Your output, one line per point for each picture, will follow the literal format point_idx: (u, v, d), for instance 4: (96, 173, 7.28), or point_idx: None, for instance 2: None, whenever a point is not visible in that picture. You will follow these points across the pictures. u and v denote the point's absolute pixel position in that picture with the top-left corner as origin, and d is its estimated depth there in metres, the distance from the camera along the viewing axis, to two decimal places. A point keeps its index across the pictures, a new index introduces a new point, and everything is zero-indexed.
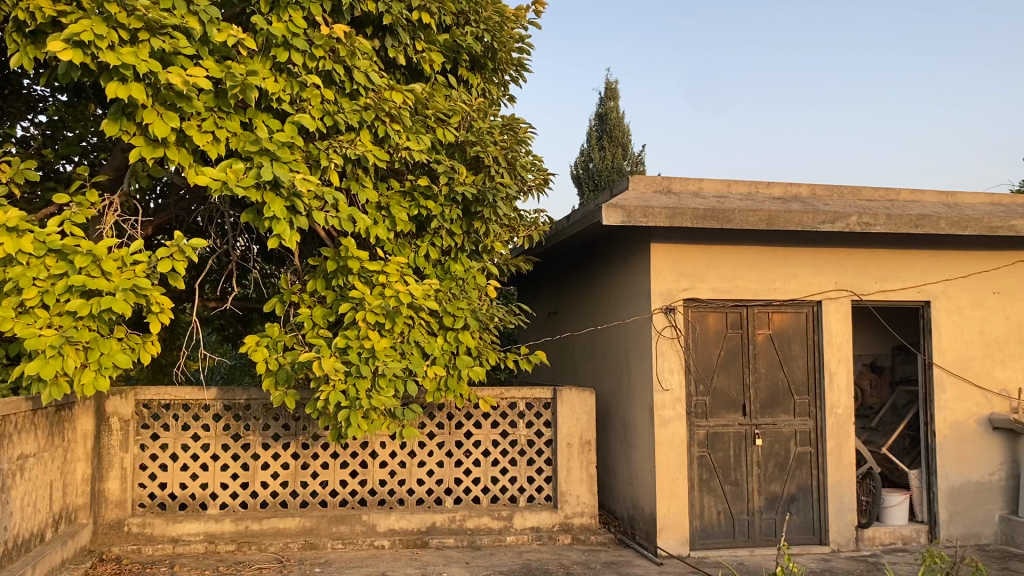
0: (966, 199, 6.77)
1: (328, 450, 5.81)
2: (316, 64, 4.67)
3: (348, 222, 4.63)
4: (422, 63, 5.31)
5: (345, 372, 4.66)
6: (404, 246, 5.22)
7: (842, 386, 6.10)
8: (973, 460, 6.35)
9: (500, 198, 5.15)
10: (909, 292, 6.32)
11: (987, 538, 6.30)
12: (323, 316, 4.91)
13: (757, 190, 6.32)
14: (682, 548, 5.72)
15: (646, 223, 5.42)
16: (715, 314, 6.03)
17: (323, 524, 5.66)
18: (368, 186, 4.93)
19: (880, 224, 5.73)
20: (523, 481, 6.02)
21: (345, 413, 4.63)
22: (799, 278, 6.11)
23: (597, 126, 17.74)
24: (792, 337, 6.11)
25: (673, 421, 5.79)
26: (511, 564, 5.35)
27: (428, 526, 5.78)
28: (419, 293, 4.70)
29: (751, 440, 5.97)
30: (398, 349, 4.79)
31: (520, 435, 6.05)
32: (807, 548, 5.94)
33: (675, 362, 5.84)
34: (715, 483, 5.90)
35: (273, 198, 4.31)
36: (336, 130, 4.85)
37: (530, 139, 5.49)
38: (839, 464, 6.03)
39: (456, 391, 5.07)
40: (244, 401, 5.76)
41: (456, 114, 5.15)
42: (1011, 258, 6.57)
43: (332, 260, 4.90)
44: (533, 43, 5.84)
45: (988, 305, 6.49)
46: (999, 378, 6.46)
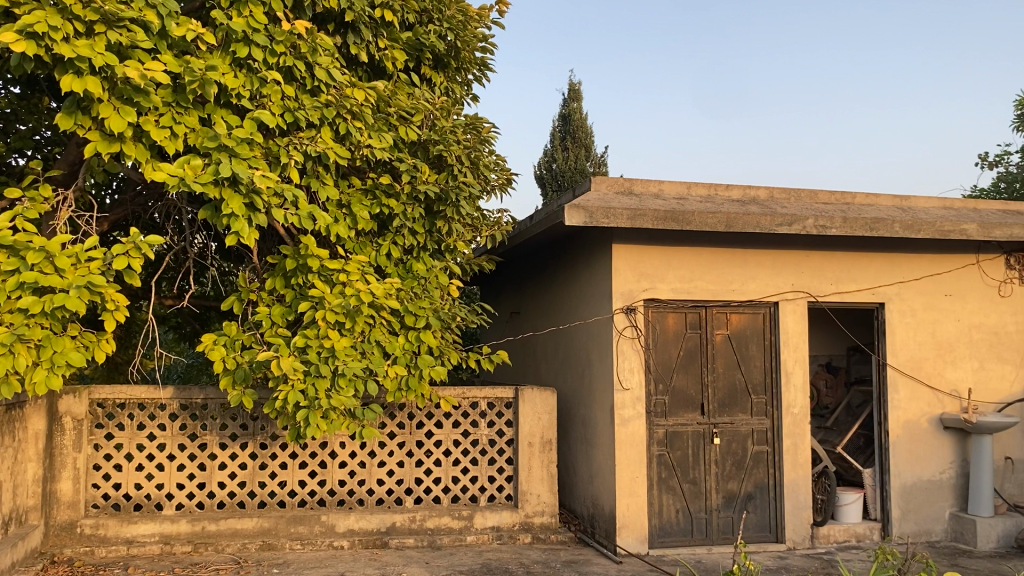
0: (919, 203, 6.91)
1: (286, 450, 5.76)
2: (277, 60, 4.62)
3: (308, 219, 4.56)
4: (384, 60, 5.27)
5: (304, 372, 4.63)
6: (365, 244, 5.18)
7: (799, 386, 6.20)
8: (925, 458, 6.48)
9: (463, 198, 5.16)
10: (864, 294, 6.43)
11: (937, 535, 6.44)
12: (282, 315, 4.85)
13: (717, 192, 6.39)
14: (641, 546, 5.76)
15: (608, 224, 5.44)
16: (675, 314, 6.08)
17: (282, 525, 5.61)
18: (328, 183, 4.88)
19: (836, 227, 5.83)
20: (484, 480, 6.02)
21: (304, 413, 4.59)
22: (757, 279, 6.19)
23: (560, 126, 17.79)
24: (749, 337, 6.19)
25: (633, 420, 5.83)
26: (470, 564, 5.34)
27: (388, 526, 5.75)
28: (380, 292, 4.68)
29: (709, 439, 6.04)
30: (359, 348, 4.76)
31: (481, 434, 6.05)
32: (763, 546, 6.02)
33: (635, 361, 5.88)
34: (673, 482, 5.95)
35: (232, 195, 4.27)
36: (296, 127, 4.80)
37: (493, 139, 5.48)
38: (795, 462, 6.12)
39: (417, 391, 5.06)
40: (201, 401, 5.69)
41: (419, 112, 5.14)
42: (961, 261, 6.72)
43: (291, 258, 4.85)
44: (496, 43, 5.85)
45: (939, 306, 6.63)
46: (950, 379, 6.61)
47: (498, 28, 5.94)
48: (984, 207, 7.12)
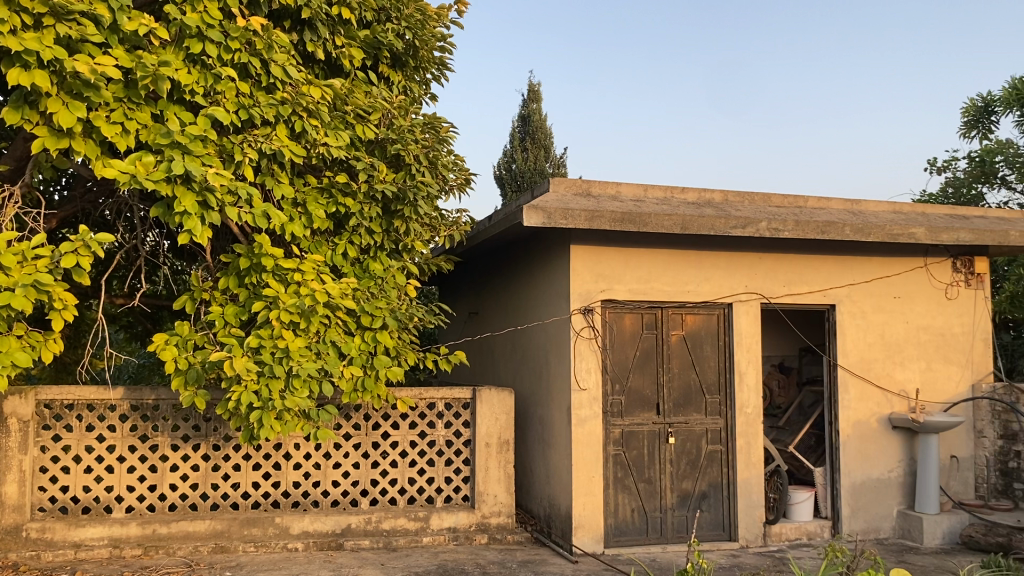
0: (869, 206, 7.05)
1: (240, 451, 5.69)
2: (231, 56, 4.55)
3: (262, 217, 4.50)
4: (341, 59, 5.23)
5: (257, 373, 4.58)
6: (321, 243, 5.13)
7: (752, 386, 6.30)
8: (875, 457, 6.61)
9: (421, 197, 5.14)
10: (816, 296, 6.54)
11: (885, 532, 6.58)
12: (235, 315, 4.79)
13: (673, 195, 6.45)
14: (597, 546, 5.80)
15: (566, 225, 5.47)
16: (631, 314, 6.13)
17: (235, 527, 5.54)
18: (283, 181, 4.83)
19: (789, 230, 5.92)
20: (440, 481, 6.01)
21: (257, 414, 4.54)
22: (712, 280, 6.27)
23: (519, 127, 17.81)
24: (704, 338, 6.27)
25: (590, 419, 5.86)
26: (427, 565, 5.32)
27: (343, 528, 5.71)
28: (336, 292, 4.64)
29: (664, 438, 6.10)
30: (314, 349, 4.73)
31: (438, 435, 6.03)
32: (717, 544, 6.09)
33: (592, 362, 5.91)
34: (629, 482, 6.00)
35: (184, 193, 4.21)
36: (251, 124, 4.74)
37: (452, 139, 5.46)
38: (748, 462, 6.22)
39: (373, 392, 5.03)
40: (152, 401, 5.58)
41: (376, 111, 5.11)
42: (909, 264, 6.87)
43: (245, 257, 4.78)
44: (455, 43, 5.84)
45: (889, 308, 6.77)
46: (898, 379, 6.75)
47: (457, 28, 5.93)
48: (931, 211, 7.29)
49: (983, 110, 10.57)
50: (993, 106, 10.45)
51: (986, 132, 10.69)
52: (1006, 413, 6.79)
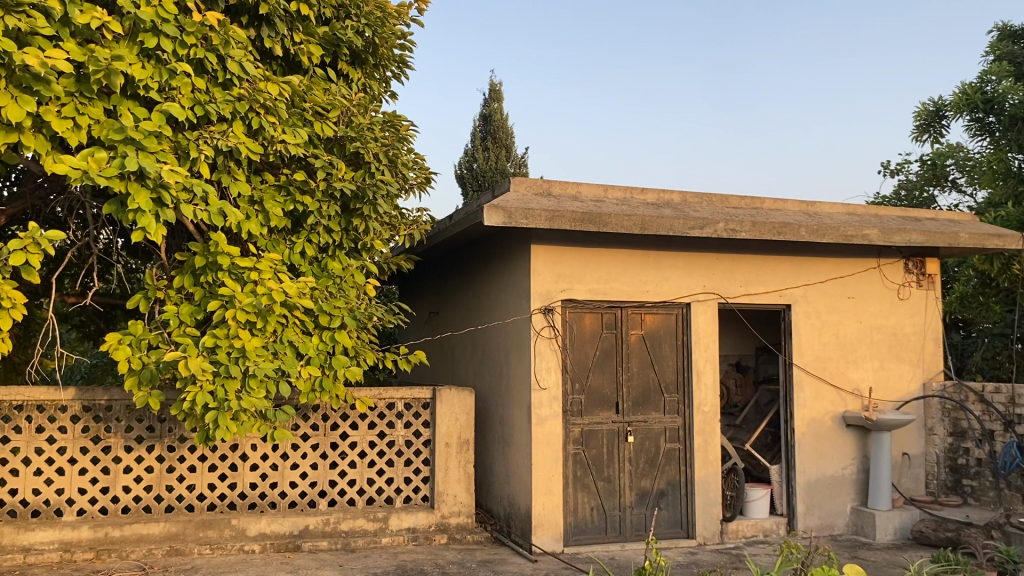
0: (824, 208, 7.16)
1: (195, 453, 5.60)
2: (187, 52, 4.48)
3: (218, 215, 4.45)
4: (299, 55, 5.18)
5: (212, 372, 4.52)
6: (279, 242, 5.06)
7: (709, 385, 6.37)
8: (829, 455, 6.72)
9: (381, 196, 5.11)
10: (772, 296, 6.63)
11: (839, 529, 6.69)
12: (190, 314, 4.71)
13: (632, 195, 6.49)
14: (556, 544, 5.81)
15: (527, 225, 5.47)
16: (591, 314, 6.15)
17: (190, 529, 5.46)
18: (240, 178, 4.76)
19: (745, 231, 5.99)
20: (400, 481, 5.98)
21: (213, 415, 4.49)
22: (671, 280, 6.32)
23: (480, 127, 17.80)
24: (662, 337, 6.32)
25: (550, 419, 5.87)
26: (385, 565, 5.30)
27: (300, 530, 5.65)
28: (293, 291, 4.59)
29: (623, 437, 6.14)
30: (271, 348, 4.68)
31: (398, 435, 6.00)
32: (674, 542, 6.14)
33: (552, 361, 5.92)
34: (588, 480, 6.02)
35: (138, 189, 4.14)
36: (206, 120, 4.67)
37: (412, 138, 5.43)
38: (705, 459, 6.30)
39: (331, 392, 4.99)
40: (104, 402, 5.47)
41: (336, 108, 5.06)
42: (863, 264, 6.99)
43: (200, 255, 4.70)
44: (415, 41, 5.80)
45: (843, 308, 6.89)
46: (852, 378, 6.87)
47: (418, 26, 5.89)
48: (884, 213, 7.43)
49: (934, 114, 10.80)
50: (944, 110, 10.68)
51: (938, 136, 10.93)
52: (956, 411, 6.97)
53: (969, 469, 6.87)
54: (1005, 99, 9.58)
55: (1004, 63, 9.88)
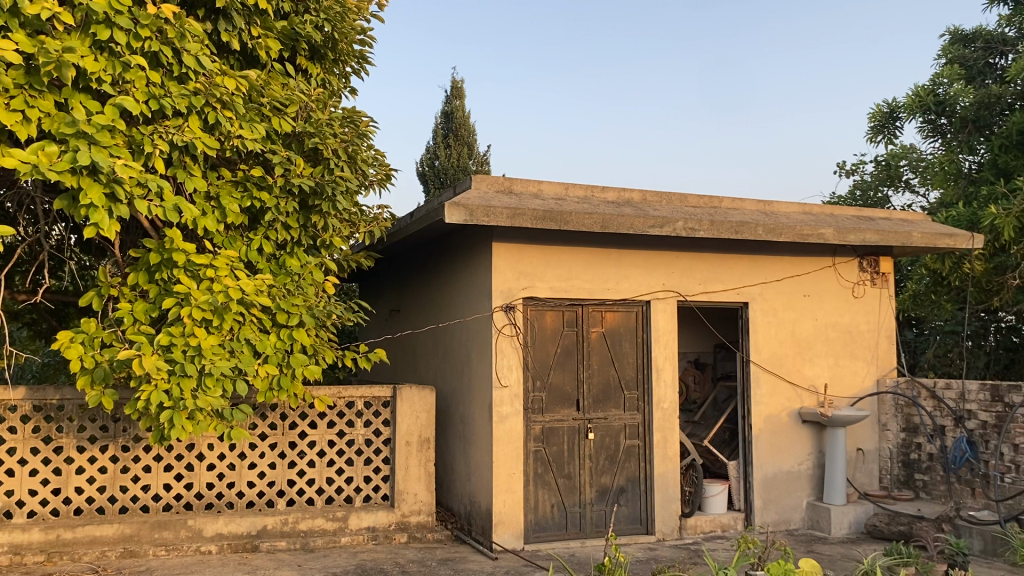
0: (781, 208, 7.26)
1: (149, 453, 5.49)
2: (141, 44, 4.39)
3: (173, 211, 4.37)
4: (257, 49, 5.11)
5: (167, 371, 4.45)
6: (235, 238, 4.99)
7: (668, 381, 6.43)
8: (786, 451, 6.82)
9: (340, 192, 5.07)
10: (730, 294, 6.70)
11: (795, 524, 6.79)
12: (144, 312, 4.62)
13: (593, 193, 6.51)
14: (517, 542, 5.82)
15: (488, 223, 5.46)
16: (552, 312, 6.16)
17: (144, 530, 5.37)
18: (196, 173, 4.68)
19: (704, 230, 6.05)
20: (359, 480, 5.94)
21: (167, 414, 4.43)
22: (631, 278, 6.36)
23: (442, 124, 17.73)
24: (623, 335, 6.36)
25: (510, 416, 5.87)
26: (345, 565, 5.26)
27: (258, 530, 5.59)
28: (250, 289, 4.54)
29: (584, 434, 6.16)
30: (227, 347, 4.63)
31: (357, 434, 5.96)
32: (634, 538, 6.19)
33: (514, 359, 5.92)
34: (549, 477, 6.04)
35: (90, 184, 4.06)
36: (161, 114, 4.59)
37: (372, 134, 5.40)
38: (665, 455, 6.35)
39: (289, 391, 4.95)
40: (56, 402, 5.35)
41: (293, 104, 5.00)
42: (819, 263, 7.10)
43: (155, 252, 4.60)
44: (375, 36, 5.76)
45: (799, 306, 6.99)
46: (808, 375, 6.98)
47: (378, 21, 5.85)
48: (840, 212, 7.55)
49: (888, 116, 11.00)
50: (898, 112, 10.88)
51: (891, 137, 11.14)
52: (908, 407, 7.10)
53: (921, 464, 7.01)
54: (956, 101, 9.81)
55: (955, 66, 10.11)
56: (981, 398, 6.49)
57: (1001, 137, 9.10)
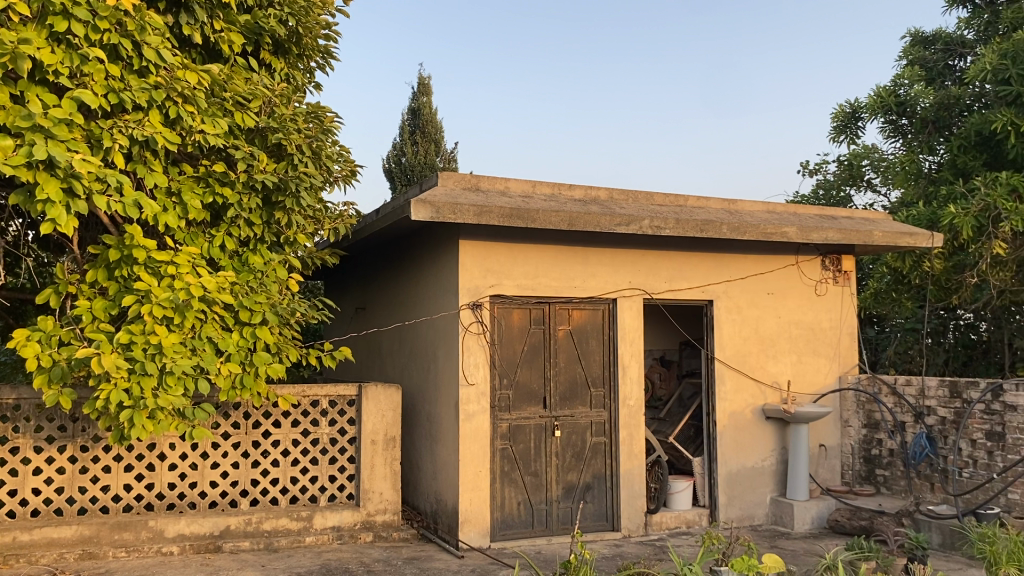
0: (745, 206, 7.32)
1: (109, 453, 5.39)
2: (99, 36, 4.30)
3: (133, 207, 4.30)
4: (220, 43, 5.04)
5: (127, 370, 4.38)
6: (197, 235, 4.91)
7: (634, 378, 6.45)
8: (750, 447, 6.89)
9: (304, 188, 5.00)
10: (695, 292, 6.75)
11: (758, 519, 6.86)
12: (104, 310, 4.53)
13: (560, 191, 6.52)
14: (483, 540, 5.81)
15: (455, 220, 5.43)
16: (519, 310, 6.16)
17: (104, 531, 5.27)
18: (156, 169, 4.61)
19: (669, 228, 6.09)
20: (324, 480, 5.89)
21: (127, 414, 4.36)
22: (597, 276, 6.37)
23: (409, 121, 17.65)
24: (589, 333, 6.37)
25: (477, 415, 5.86)
26: (309, 565, 5.21)
27: (221, 530, 5.52)
28: (212, 287, 4.50)
29: (550, 431, 6.17)
30: (188, 345, 4.57)
31: (322, 433, 5.90)
32: (600, 535, 6.21)
33: (480, 357, 5.91)
34: (515, 475, 6.03)
35: (47, 179, 3.98)
36: (121, 109, 4.51)
37: (336, 130, 5.35)
38: (630, 452, 6.38)
39: (252, 389, 4.90)
40: (12, 401, 5.25)
41: (257, 98, 4.94)
42: (783, 261, 7.18)
43: (115, 249, 4.51)
44: (340, 31, 5.71)
45: (763, 304, 7.06)
46: (771, 372, 7.05)
47: (343, 16, 5.79)
48: (803, 210, 7.64)
49: (851, 116, 11.14)
50: (860, 112, 11.03)
51: (853, 137, 11.29)
52: (870, 403, 7.22)
53: (882, 460, 7.12)
54: (916, 102, 9.96)
55: (915, 68, 10.27)
56: (941, 394, 6.59)
57: (960, 138, 9.26)
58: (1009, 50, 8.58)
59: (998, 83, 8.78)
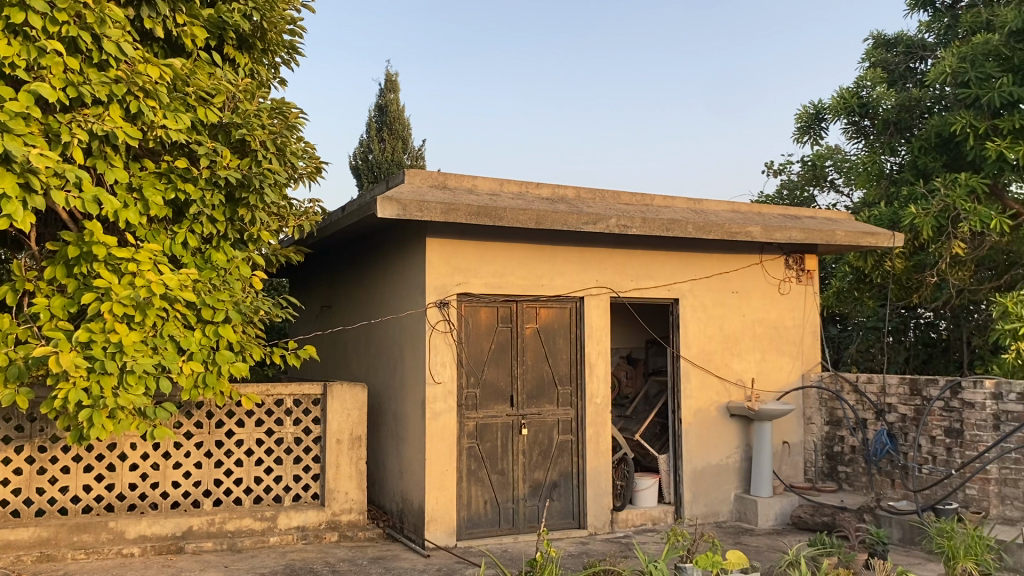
0: (711, 206, 7.39)
1: (69, 453, 5.30)
2: (58, 28, 4.22)
3: (93, 203, 4.23)
4: (182, 37, 4.97)
5: (87, 368, 4.30)
6: (158, 232, 4.84)
7: (601, 377, 6.48)
8: (715, 444, 6.95)
9: (267, 185, 4.94)
10: (661, 291, 6.79)
11: (723, 516, 6.92)
12: (62, 307, 4.45)
13: (527, 190, 6.53)
14: (449, 539, 5.79)
15: (421, 217, 5.40)
16: (486, 308, 6.15)
17: (62, 533, 5.17)
18: (117, 165, 4.53)
19: (636, 227, 6.11)
20: (289, 480, 5.84)
21: (86, 413, 4.28)
22: (564, 274, 6.38)
23: (376, 117, 17.55)
24: (556, 331, 6.38)
25: (444, 413, 5.84)
26: (273, 565, 5.16)
27: (184, 531, 5.45)
28: (174, 284, 4.44)
29: (517, 430, 6.17)
30: (149, 344, 4.50)
31: (286, 433, 5.85)
32: (566, 532, 6.23)
33: (447, 355, 5.89)
34: (482, 474, 6.02)
35: (2, 174, 3.90)
36: (80, 103, 4.43)
37: (301, 126, 5.30)
38: (597, 450, 6.41)
39: (215, 388, 4.85)
40: None
41: (220, 94, 4.89)
42: (747, 260, 7.25)
43: (73, 245, 4.43)
44: (306, 27, 5.66)
45: (728, 302, 7.12)
46: (736, 370, 7.12)
47: (309, 11, 5.74)
48: (767, 210, 7.72)
49: (814, 116, 11.27)
50: (823, 113, 11.17)
51: (817, 138, 11.43)
52: (832, 400, 7.31)
53: (844, 456, 7.22)
54: (879, 104, 10.10)
55: (878, 70, 10.41)
56: (901, 392, 6.70)
57: (921, 139, 9.41)
58: (968, 53, 8.71)
59: (957, 86, 8.87)
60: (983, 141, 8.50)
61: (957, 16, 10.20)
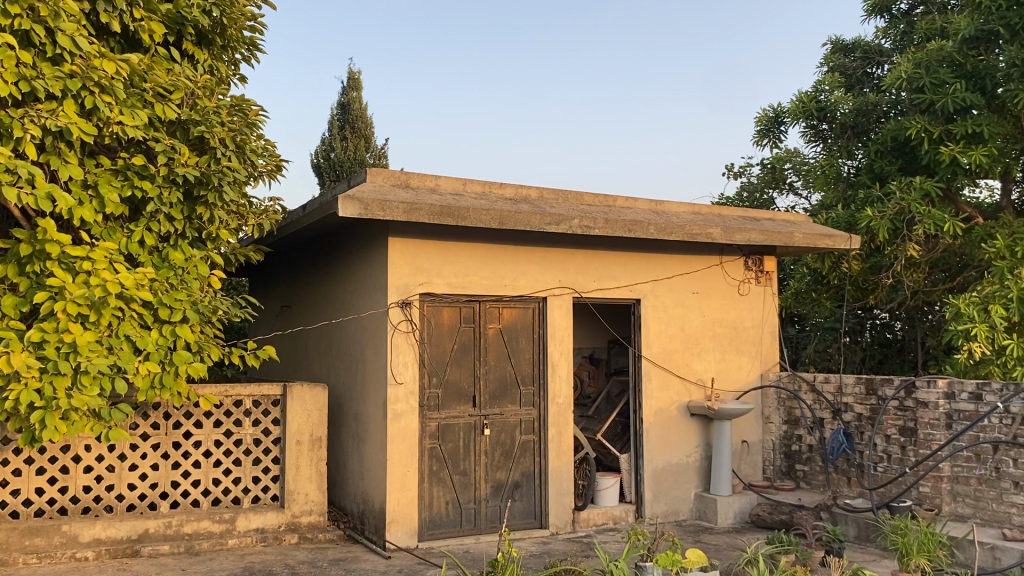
0: (672, 207, 7.45)
1: (20, 455, 5.18)
2: (9, 21, 4.13)
3: (46, 200, 4.15)
4: (140, 32, 4.88)
5: (39, 369, 4.21)
6: (114, 230, 4.74)
7: (563, 377, 6.50)
8: (675, 444, 7.01)
9: (226, 182, 4.87)
10: (623, 291, 6.83)
11: (683, 515, 6.99)
12: (13, 306, 4.35)
13: (490, 190, 6.53)
14: (410, 540, 5.77)
15: (384, 217, 5.38)
16: (448, 308, 6.13)
17: (13, 538, 5.04)
18: (71, 161, 4.44)
19: (598, 227, 6.15)
20: (248, 481, 5.77)
21: (38, 414, 4.19)
22: (527, 275, 6.39)
23: (338, 115, 17.41)
24: (519, 331, 6.39)
25: (405, 414, 5.81)
26: (232, 568, 5.10)
27: (140, 534, 5.36)
28: (130, 283, 4.37)
29: (479, 430, 6.17)
30: (104, 344, 4.41)
31: (245, 434, 5.78)
32: (528, 532, 6.24)
33: (409, 355, 5.87)
34: (443, 474, 6.01)
35: None
36: (34, 97, 4.34)
37: (261, 123, 5.25)
38: (559, 449, 6.43)
39: (172, 389, 4.77)
40: None
41: (179, 90, 4.81)
42: (708, 261, 7.32)
43: (26, 243, 4.34)
44: (266, 23, 5.60)
45: (688, 303, 7.19)
46: (696, 370, 7.20)
47: (269, 7, 5.67)
48: (727, 212, 7.81)
49: (773, 120, 11.42)
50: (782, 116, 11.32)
51: (776, 141, 11.59)
52: (790, 400, 7.42)
53: (801, 455, 7.31)
54: (836, 108, 10.26)
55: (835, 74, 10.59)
56: (856, 391, 6.82)
57: (877, 143, 9.58)
58: (923, 59, 8.90)
59: (912, 91, 8.98)
60: (937, 145, 8.65)
61: (912, 22, 10.41)
